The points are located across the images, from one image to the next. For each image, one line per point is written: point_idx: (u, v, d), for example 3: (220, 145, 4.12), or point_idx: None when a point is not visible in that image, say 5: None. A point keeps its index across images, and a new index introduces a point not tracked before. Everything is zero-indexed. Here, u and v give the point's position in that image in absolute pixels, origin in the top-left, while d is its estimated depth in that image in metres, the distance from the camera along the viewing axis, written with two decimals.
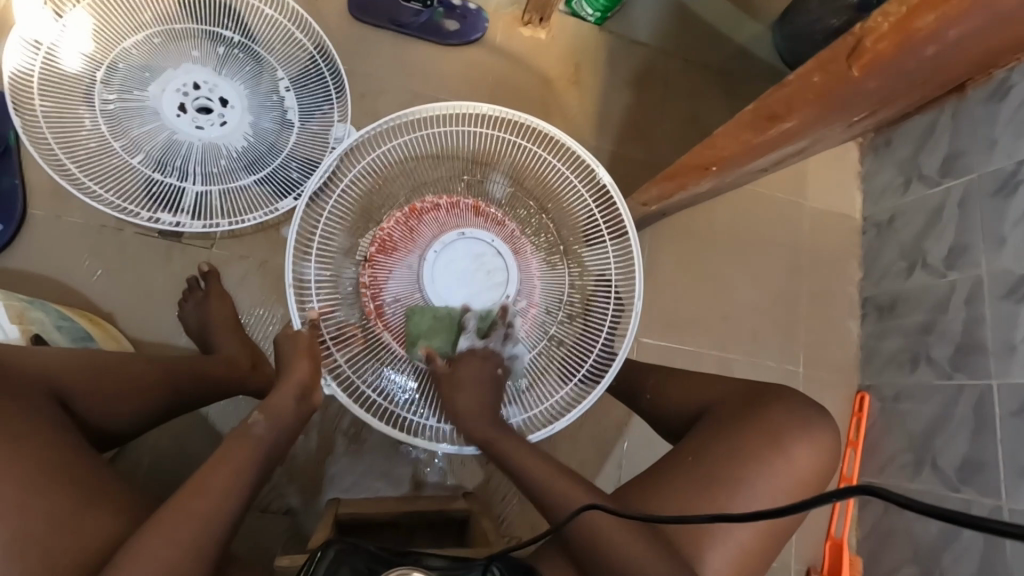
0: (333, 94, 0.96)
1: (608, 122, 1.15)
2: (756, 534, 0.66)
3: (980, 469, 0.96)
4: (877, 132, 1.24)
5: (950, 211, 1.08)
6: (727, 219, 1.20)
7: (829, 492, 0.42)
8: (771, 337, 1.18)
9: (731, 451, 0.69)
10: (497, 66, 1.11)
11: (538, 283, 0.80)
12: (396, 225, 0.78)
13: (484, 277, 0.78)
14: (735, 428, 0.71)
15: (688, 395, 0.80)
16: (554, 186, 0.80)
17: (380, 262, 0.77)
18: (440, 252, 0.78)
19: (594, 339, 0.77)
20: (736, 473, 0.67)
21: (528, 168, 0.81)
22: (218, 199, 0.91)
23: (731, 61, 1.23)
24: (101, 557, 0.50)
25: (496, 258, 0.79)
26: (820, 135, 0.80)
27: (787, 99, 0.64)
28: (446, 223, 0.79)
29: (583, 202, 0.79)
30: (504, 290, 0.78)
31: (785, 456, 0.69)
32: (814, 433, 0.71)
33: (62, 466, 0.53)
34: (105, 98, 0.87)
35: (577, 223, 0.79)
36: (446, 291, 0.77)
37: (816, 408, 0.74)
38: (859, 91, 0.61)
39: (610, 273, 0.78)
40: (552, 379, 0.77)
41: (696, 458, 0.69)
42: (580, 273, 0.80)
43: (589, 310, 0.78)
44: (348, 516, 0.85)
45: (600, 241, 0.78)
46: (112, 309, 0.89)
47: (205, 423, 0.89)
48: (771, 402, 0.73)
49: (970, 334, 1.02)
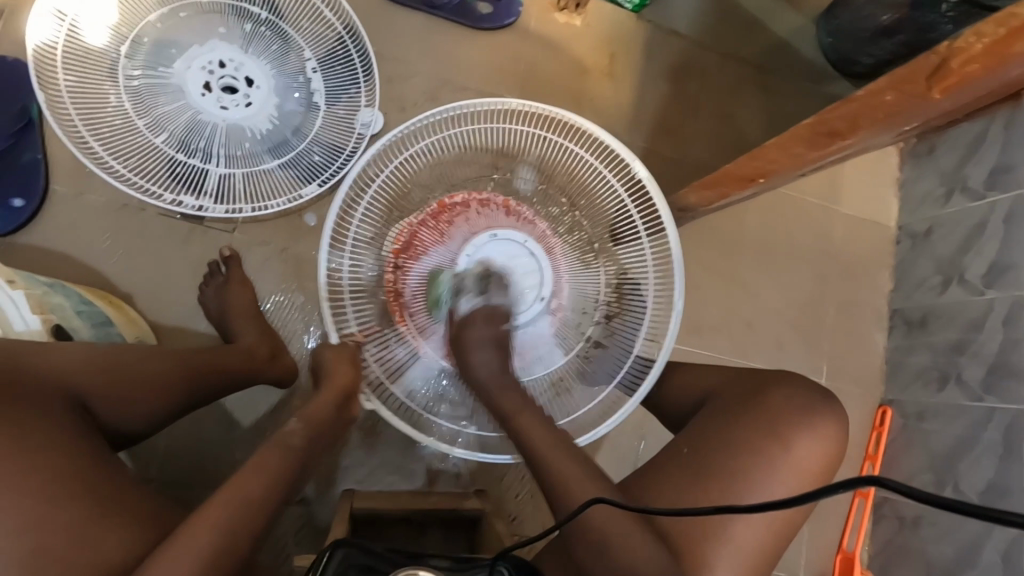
0: (361, 77, 0.93)
1: (641, 116, 1.11)
2: (756, 531, 0.63)
3: (1005, 496, 0.94)
4: (920, 138, 1.19)
5: (993, 227, 1.03)
6: (758, 223, 1.17)
7: (839, 481, 0.41)
8: (795, 347, 1.16)
9: (726, 441, 0.66)
10: (529, 53, 1.07)
11: (573, 284, 0.77)
12: (426, 224, 0.76)
13: (517, 280, 0.76)
14: (733, 417, 0.68)
15: (690, 386, 0.78)
16: (587, 180, 0.77)
17: (410, 263, 0.76)
18: (472, 255, 0.76)
19: (630, 343, 0.74)
20: (732, 465, 0.65)
21: (559, 162, 0.78)
22: (241, 182, 0.89)
23: (772, 57, 1.18)
24: (121, 558, 0.50)
25: (530, 259, 0.77)
26: (869, 144, 0.76)
27: (852, 115, 0.61)
28: (478, 223, 0.77)
29: (618, 197, 0.76)
30: (539, 292, 0.77)
31: (785, 444, 0.66)
32: (817, 421, 0.68)
33: (78, 469, 0.53)
34: (130, 74, 0.85)
35: (612, 220, 0.76)
36: (480, 293, 0.76)
37: (820, 394, 0.71)
38: (930, 108, 0.58)
39: (648, 270, 0.74)
40: (586, 384, 0.75)
41: (693, 450, 0.67)
42: (616, 271, 0.76)
43: (624, 310, 0.75)
44: (362, 510, 0.85)
45: (636, 238, 0.75)
46: (131, 291, 0.89)
47: (222, 410, 0.89)
48: (769, 387, 0.70)
49: (1004, 357, 0.98)
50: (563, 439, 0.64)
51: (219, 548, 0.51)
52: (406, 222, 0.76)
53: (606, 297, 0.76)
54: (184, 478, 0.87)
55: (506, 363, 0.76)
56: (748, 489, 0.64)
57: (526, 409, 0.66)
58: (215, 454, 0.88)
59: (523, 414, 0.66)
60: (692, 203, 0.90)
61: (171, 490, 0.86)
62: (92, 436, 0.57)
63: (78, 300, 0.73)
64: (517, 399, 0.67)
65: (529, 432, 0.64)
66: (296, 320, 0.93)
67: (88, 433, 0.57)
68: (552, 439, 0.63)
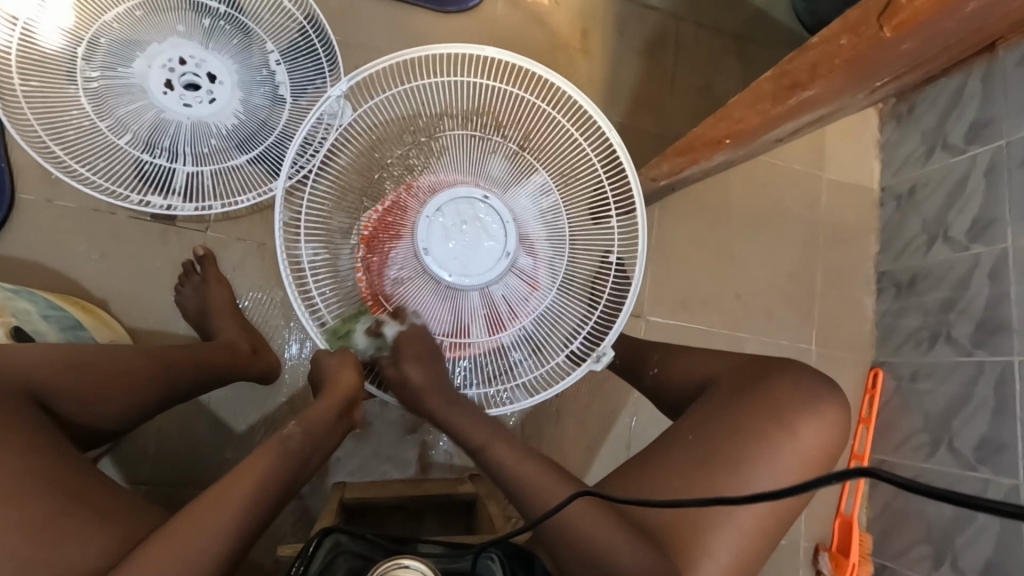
0: (326, 67, 0.91)
1: (617, 91, 1.10)
2: (759, 523, 0.60)
3: (1000, 450, 0.94)
4: (899, 97, 1.17)
5: (976, 180, 1.02)
6: (739, 192, 1.16)
7: (835, 473, 0.40)
8: (784, 316, 1.15)
9: (733, 424, 0.62)
10: (497, 33, 1.05)
11: (539, 244, 0.75)
12: (389, 205, 0.73)
13: (459, 227, 0.73)
14: (737, 403, 0.64)
15: (692, 371, 0.73)
16: (533, 119, 0.73)
17: (373, 247, 0.73)
18: (425, 240, 0.73)
19: (592, 308, 0.74)
20: (736, 455, 0.61)
21: (505, 108, 0.73)
22: (210, 179, 0.88)
23: (747, 25, 1.16)
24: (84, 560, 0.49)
25: (491, 212, 0.74)
26: (841, 100, 0.76)
27: (812, 63, 0.63)
28: (411, 210, 0.73)
29: (567, 132, 0.74)
30: (480, 206, 0.74)
31: (792, 434, 0.62)
32: (822, 408, 0.64)
33: (37, 471, 0.52)
34: (89, 76, 0.84)
35: (586, 191, 0.74)
36: (447, 258, 0.73)
37: (822, 380, 0.67)
38: (889, 52, 0.60)
39: (611, 204, 0.73)
40: (550, 348, 0.74)
41: (696, 437, 0.63)
42: (580, 200, 0.74)
43: (598, 242, 0.74)
44: (354, 501, 0.84)
45: (592, 170, 0.73)
46: (106, 296, 0.88)
47: (207, 410, 0.89)
48: (775, 373, 0.66)
49: (993, 311, 0.98)
50: (531, 454, 0.62)
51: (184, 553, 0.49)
52: (375, 209, 0.73)
53: (577, 228, 0.74)
54: (175, 481, 0.87)
55: (541, 273, 0.74)
56: (748, 478, 0.60)
57: (496, 437, 0.64)
58: (204, 456, 0.88)
59: (494, 442, 0.63)
60: (666, 170, 0.89)
61: (162, 491, 0.86)
62: (59, 434, 0.56)
63: (47, 304, 0.73)
64: (482, 431, 0.64)
65: (505, 457, 0.62)
66: (277, 316, 0.92)
67: (54, 431, 0.56)
68: (525, 456, 0.62)
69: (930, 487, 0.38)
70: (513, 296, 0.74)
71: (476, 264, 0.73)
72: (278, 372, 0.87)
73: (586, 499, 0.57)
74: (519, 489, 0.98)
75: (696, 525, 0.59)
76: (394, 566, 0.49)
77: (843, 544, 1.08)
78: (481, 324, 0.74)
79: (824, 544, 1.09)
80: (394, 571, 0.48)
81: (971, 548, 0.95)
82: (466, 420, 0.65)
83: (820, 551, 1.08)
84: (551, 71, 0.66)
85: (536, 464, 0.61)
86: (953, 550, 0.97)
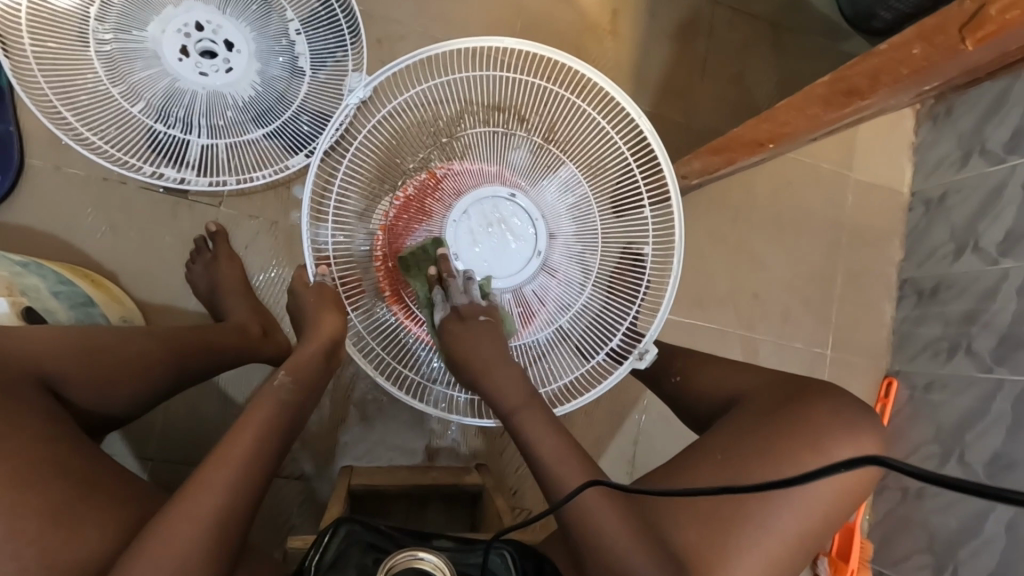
0: (348, 39, 0.87)
1: (646, 78, 1.05)
2: (784, 546, 0.59)
3: (1013, 467, 0.93)
4: (937, 99, 1.12)
5: (1013, 191, 0.99)
6: (765, 189, 1.12)
7: (841, 459, 0.44)
8: (801, 319, 1.13)
9: (765, 446, 0.61)
10: (526, 11, 1.01)
11: (565, 246, 0.73)
12: (414, 194, 0.71)
13: (490, 228, 0.71)
14: (767, 422, 0.63)
15: (717, 386, 0.72)
16: (563, 115, 0.71)
17: (394, 236, 0.71)
18: (452, 239, 0.71)
19: (620, 316, 0.72)
20: (762, 474, 0.59)
21: (533, 102, 0.71)
22: (225, 152, 0.85)
23: (786, 13, 1.11)
24: (95, 552, 0.49)
25: (520, 211, 0.72)
26: (887, 102, 0.72)
27: (875, 71, 0.59)
28: (437, 207, 0.71)
29: (599, 130, 0.71)
30: (508, 205, 0.72)
31: (825, 459, 0.61)
32: (860, 437, 0.62)
33: (48, 457, 0.51)
34: (101, 38, 0.80)
35: (614, 187, 0.72)
36: (476, 261, 0.72)
37: (859, 407, 0.65)
38: (956, 62, 0.56)
39: (642, 201, 0.71)
40: (569, 356, 0.72)
41: (725, 457, 0.61)
42: (607, 192, 0.72)
43: (626, 233, 0.72)
44: (360, 487, 0.84)
45: (625, 169, 0.71)
46: (115, 268, 0.86)
47: (216, 388, 0.88)
48: (813, 396, 0.64)
49: (1018, 327, 0.96)
50: (563, 428, 0.59)
51: (194, 552, 0.47)
52: (397, 197, 0.71)
53: (605, 223, 0.72)
54: (183, 457, 0.87)
55: (566, 276, 0.72)
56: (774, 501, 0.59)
57: (534, 401, 0.60)
58: (213, 433, 0.88)
59: (529, 408, 0.60)
60: (695, 166, 0.87)
61: (169, 467, 0.86)
62: (69, 419, 0.55)
63: (57, 279, 0.71)
64: (522, 394, 0.60)
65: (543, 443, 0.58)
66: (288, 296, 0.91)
67: (64, 415, 0.55)
68: (564, 437, 0.58)
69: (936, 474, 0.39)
70: (538, 299, 0.73)
71: (504, 266, 0.72)
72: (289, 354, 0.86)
73: (602, 488, 0.56)
74: (524, 480, 0.98)
75: (722, 546, 0.57)
76: (410, 557, 0.48)
77: (842, 549, 1.08)
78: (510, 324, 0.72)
79: (824, 548, 1.10)
80: (410, 563, 0.48)
81: (974, 562, 0.94)
82: (507, 377, 0.61)
83: (820, 555, 1.09)
84: (585, 65, 0.62)
85: (575, 470, 0.57)
86: (954, 562, 0.98)
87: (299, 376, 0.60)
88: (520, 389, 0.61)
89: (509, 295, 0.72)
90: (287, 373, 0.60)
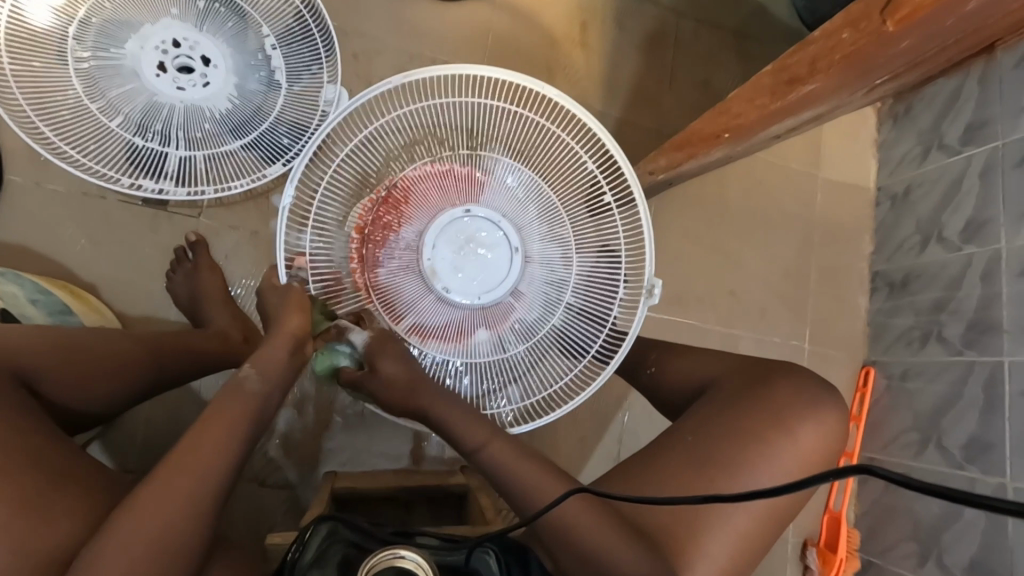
0: (323, 54, 0.90)
1: (616, 85, 1.09)
2: (755, 522, 0.60)
3: (988, 449, 0.94)
4: (896, 98, 1.17)
5: (971, 181, 1.02)
6: (736, 189, 1.16)
7: (834, 469, 0.39)
8: (778, 313, 1.15)
9: (730, 429, 0.62)
10: (497, 24, 1.04)
11: (537, 254, 0.74)
12: (382, 209, 0.71)
13: (461, 242, 0.73)
14: (736, 408, 0.64)
15: (689, 369, 0.74)
16: (535, 136, 0.73)
17: (365, 249, 0.71)
18: (428, 254, 0.72)
19: (600, 324, 0.73)
20: (732, 458, 0.61)
21: (506, 123, 0.72)
22: (202, 164, 0.87)
23: (748, 21, 1.16)
24: (65, 545, 0.49)
25: (484, 223, 0.73)
26: (840, 96, 0.76)
27: (811, 58, 0.63)
28: (405, 221, 0.72)
29: (572, 149, 0.72)
30: (470, 221, 0.73)
31: (790, 435, 0.63)
32: (822, 414, 0.65)
33: (22, 452, 0.51)
34: (80, 56, 0.82)
35: (586, 201, 0.73)
36: (449, 277, 0.73)
37: (824, 387, 0.67)
38: (889, 48, 0.60)
39: (611, 208, 0.73)
40: (556, 358, 0.74)
41: (695, 439, 0.63)
42: (580, 205, 0.73)
43: (601, 242, 0.74)
44: (344, 491, 0.84)
45: (584, 168, 0.73)
46: (95, 280, 0.87)
47: (197, 398, 0.88)
48: (776, 377, 0.66)
49: (984, 312, 0.98)
50: (531, 454, 0.60)
51: (177, 541, 0.48)
52: (364, 204, 0.72)
53: (579, 236, 0.73)
54: None
55: (537, 283, 0.74)
56: (747, 477, 0.60)
57: (497, 436, 0.60)
58: None
59: (494, 441, 0.60)
60: (663, 164, 0.90)
61: (150, 478, 0.85)
62: (46, 417, 0.56)
63: (34, 288, 0.72)
64: (482, 429, 0.60)
65: (503, 454, 0.59)
66: None
67: (41, 413, 0.56)
68: (530, 462, 0.59)
69: (928, 484, 0.37)
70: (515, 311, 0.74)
71: (477, 280, 0.73)
72: None
73: (583, 495, 0.57)
74: None
75: (693, 523, 0.59)
76: (392, 556, 0.48)
77: (831, 540, 1.08)
78: (487, 340, 0.73)
79: (812, 540, 1.10)
80: (390, 562, 0.47)
81: (958, 545, 0.95)
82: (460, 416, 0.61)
83: (809, 547, 1.09)
84: (542, 86, 0.66)
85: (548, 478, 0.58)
86: (939, 547, 0.98)
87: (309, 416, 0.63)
88: (469, 419, 0.61)
89: (485, 308, 0.73)
90: (252, 367, 0.58)
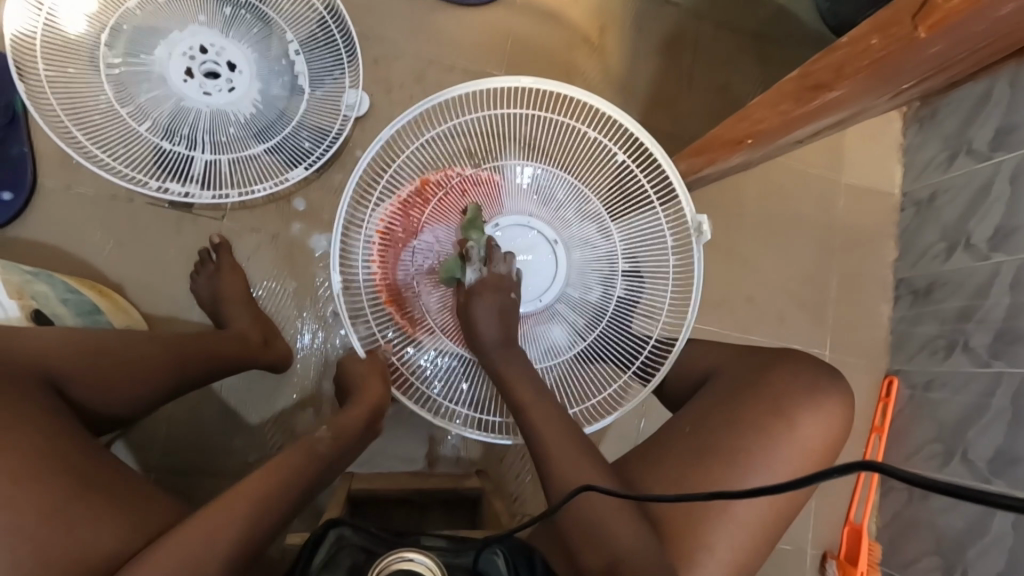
0: (345, 59, 0.91)
1: (635, 90, 1.09)
2: (762, 513, 0.60)
3: (1015, 463, 0.92)
4: (922, 102, 1.15)
5: (999, 187, 1.00)
6: (756, 194, 1.14)
7: (836, 466, 0.39)
8: (798, 320, 1.14)
9: (731, 419, 0.62)
10: (517, 29, 1.05)
11: (578, 251, 0.75)
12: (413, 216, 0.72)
13: (497, 242, 0.75)
14: (736, 400, 0.63)
15: (691, 362, 0.74)
16: (562, 139, 0.73)
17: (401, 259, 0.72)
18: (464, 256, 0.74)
19: (647, 328, 0.73)
20: (734, 449, 0.60)
21: (535, 128, 0.73)
22: (227, 168, 0.88)
23: (769, 24, 1.15)
24: (92, 543, 0.50)
25: (521, 227, 0.75)
26: (865, 101, 0.74)
27: (838, 63, 0.63)
28: (438, 221, 0.73)
29: (602, 148, 0.72)
30: (504, 224, 0.75)
31: (791, 422, 0.61)
32: (823, 399, 0.63)
33: (52, 452, 0.53)
34: (111, 62, 0.84)
35: (620, 198, 0.73)
36: None
37: (826, 372, 0.66)
38: (916, 52, 0.59)
39: (651, 203, 0.71)
40: (606, 368, 0.74)
41: (694, 429, 0.63)
42: (615, 202, 0.74)
43: (639, 238, 0.73)
44: (360, 492, 0.85)
45: (617, 163, 0.72)
46: (122, 281, 0.89)
47: (218, 398, 0.90)
48: (774, 365, 0.65)
49: (1012, 322, 0.96)
50: (565, 424, 0.60)
51: (199, 542, 0.49)
52: (388, 207, 0.71)
53: (620, 232, 0.74)
54: (186, 467, 0.88)
55: (580, 276, 0.75)
56: (750, 470, 0.59)
57: (539, 399, 0.62)
58: (216, 443, 0.89)
59: (538, 400, 0.62)
60: (683, 169, 0.89)
61: (172, 476, 0.87)
62: (73, 418, 0.57)
63: (65, 287, 0.74)
64: (530, 389, 0.62)
65: (542, 423, 0.60)
66: (290, 305, 0.93)
67: (70, 414, 0.57)
68: (557, 433, 0.59)
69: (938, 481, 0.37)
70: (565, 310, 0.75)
71: (521, 279, 0.75)
72: (289, 362, 0.87)
73: (592, 493, 0.56)
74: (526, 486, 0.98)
75: (694, 514, 0.58)
76: (399, 559, 0.48)
77: (850, 552, 1.06)
78: (534, 344, 0.74)
79: (831, 552, 1.08)
80: (397, 565, 0.47)
81: (983, 561, 0.93)
82: (511, 374, 0.64)
83: (827, 559, 1.07)
84: (572, 88, 0.65)
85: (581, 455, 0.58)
86: (963, 563, 0.96)
87: (336, 431, 0.64)
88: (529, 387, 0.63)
89: (527, 307, 0.75)
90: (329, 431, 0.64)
